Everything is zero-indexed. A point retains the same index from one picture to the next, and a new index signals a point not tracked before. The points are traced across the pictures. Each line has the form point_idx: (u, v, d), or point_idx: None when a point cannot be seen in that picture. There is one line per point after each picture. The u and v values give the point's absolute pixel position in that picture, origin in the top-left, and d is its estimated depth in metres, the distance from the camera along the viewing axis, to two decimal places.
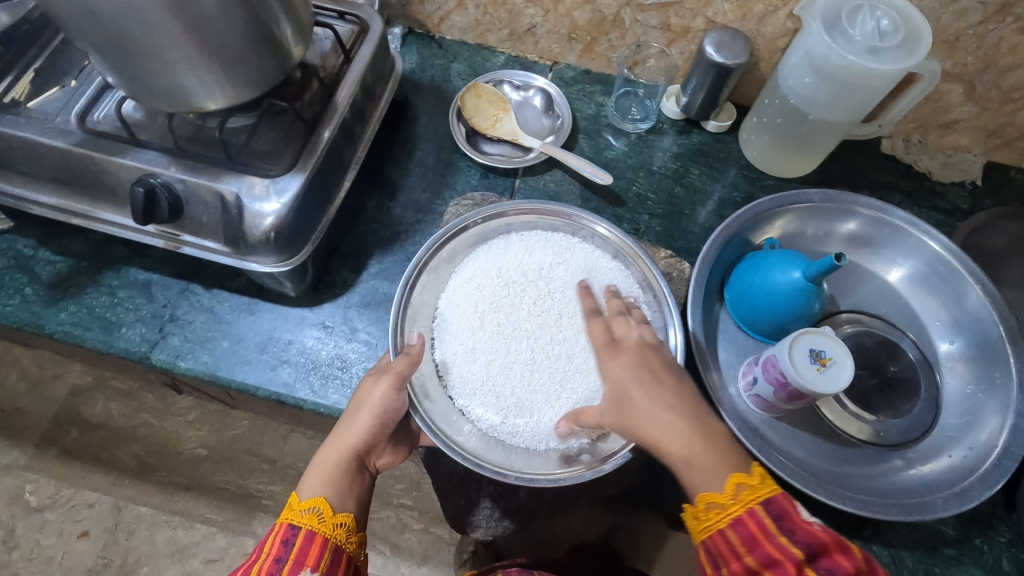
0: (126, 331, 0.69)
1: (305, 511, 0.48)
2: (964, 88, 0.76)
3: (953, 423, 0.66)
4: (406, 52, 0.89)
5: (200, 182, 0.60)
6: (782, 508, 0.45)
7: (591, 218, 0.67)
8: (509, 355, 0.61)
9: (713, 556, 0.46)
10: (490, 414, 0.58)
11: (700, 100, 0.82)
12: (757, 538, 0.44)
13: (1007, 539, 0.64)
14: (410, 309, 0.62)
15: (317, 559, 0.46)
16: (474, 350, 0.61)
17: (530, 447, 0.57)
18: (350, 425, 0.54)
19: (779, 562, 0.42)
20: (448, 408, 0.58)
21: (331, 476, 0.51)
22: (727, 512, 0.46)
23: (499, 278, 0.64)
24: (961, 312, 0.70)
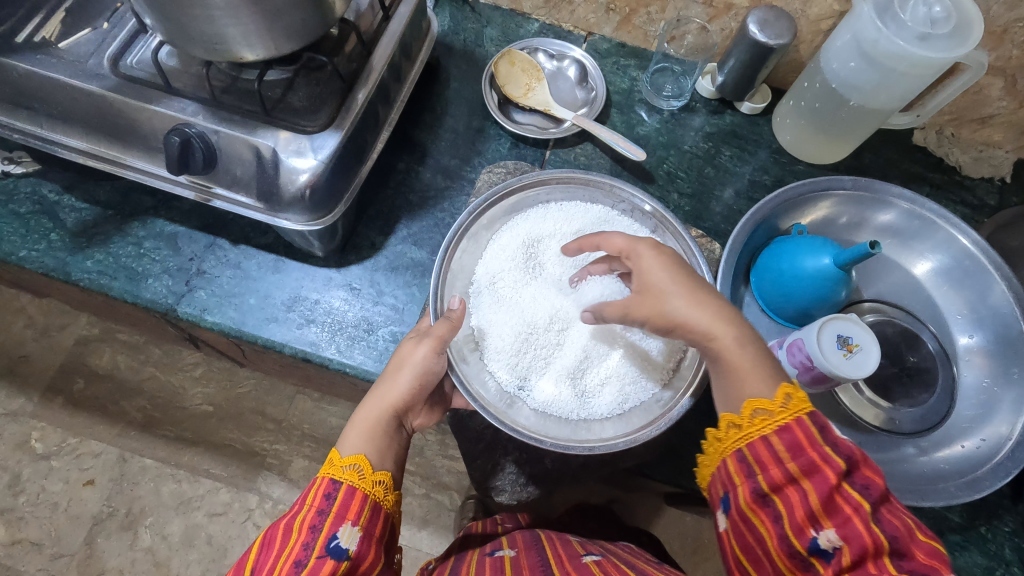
0: (153, 282, 0.69)
1: (347, 468, 0.49)
2: (1005, 82, 0.75)
3: (968, 414, 0.67)
4: (439, 14, 0.87)
5: (239, 136, 0.59)
6: (825, 423, 0.45)
7: (636, 193, 0.66)
8: (541, 322, 0.62)
9: (748, 461, 0.46)
10: (522, 379, 0.60)
11: (736, 80, 0.81)
12: (802, 445, 0.44)
13: (1011, 528, 0.65)
14: (448, 272, 0.62)
15: (358, 514, 0.47)
16: (509, 317, 0.62)
17: (559, 413, 0.59)
18: (389, 386, 0.55)
19: (818, 470, 0.42)
20: (482, 372, 0.60)
21: (372, 435, 0.53)
22: (774, 419, 0.45)
23: (539, 247, 0.65)
24: (984, 306, 0.70)
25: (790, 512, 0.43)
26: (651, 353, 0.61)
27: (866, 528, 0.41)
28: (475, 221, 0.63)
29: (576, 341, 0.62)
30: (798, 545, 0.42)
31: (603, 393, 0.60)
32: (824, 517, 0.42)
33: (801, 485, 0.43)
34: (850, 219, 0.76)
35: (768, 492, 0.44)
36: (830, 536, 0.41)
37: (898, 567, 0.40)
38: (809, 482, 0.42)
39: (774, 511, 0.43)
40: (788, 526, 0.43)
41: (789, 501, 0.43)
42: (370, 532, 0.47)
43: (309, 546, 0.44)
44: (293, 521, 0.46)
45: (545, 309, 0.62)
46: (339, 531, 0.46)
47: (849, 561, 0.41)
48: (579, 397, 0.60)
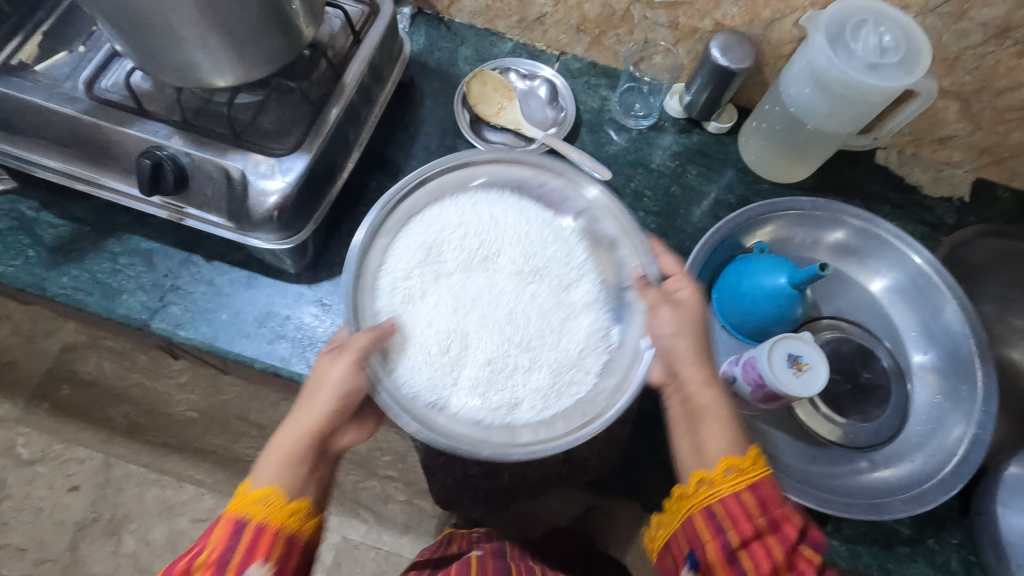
0: (127, 298, 0.70)
1: (256, 505, 0.50)
2: (960, 106, 0.78)
3: (918, 430, 0.69)
4: (414, 33, 0.89)
5: (210, 159, 0.62)
6: (763, 494, 0.51)
7: (578, 174, 0.67)
8: (467, 322, 0.61)
9: (716, 518, 0.50)
10: (443, 386, 0.59)
11: (702, 101, 0.83)
12: (767, 503, 0.51)
13: (958, 541, 0.67)
14: (366, 285, 0.61)
15: (268, 551, 0.49)
16: (430, 317, 0.60)
17: (485, 414, 0.58)
18: (304, 414, 0.54)
19: (782, 528, 0.50)
20: (405, 372, 0.58)
21: (287, 461, 0.52)
22: (716, 488, 0.51)
23: (461, 244, 0.64)
24: (936, 325, 0.72)
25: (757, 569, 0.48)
26: (584, 351, 0.61)
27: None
28: (391, 216, 0.64)
29: (501, 343, 0.60)
30: None
31: (533, 394, 0.59)
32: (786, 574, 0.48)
33: (765, 538, 0.49)
34: (805, 238, 0.78)
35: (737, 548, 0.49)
36: None
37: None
38: (773, 536, 0.49)
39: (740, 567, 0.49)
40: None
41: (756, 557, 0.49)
42: (280, 567, 0.49)
43: None
44: (199, 557, 0.49)
45: (474, 310, 0.61)
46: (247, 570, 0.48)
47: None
48: (504, 402, 0.58)
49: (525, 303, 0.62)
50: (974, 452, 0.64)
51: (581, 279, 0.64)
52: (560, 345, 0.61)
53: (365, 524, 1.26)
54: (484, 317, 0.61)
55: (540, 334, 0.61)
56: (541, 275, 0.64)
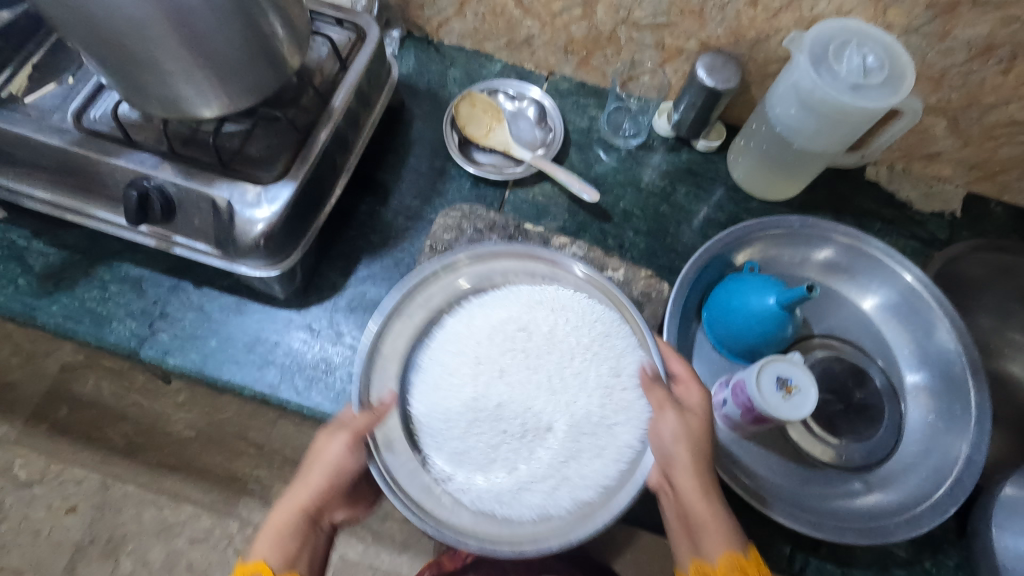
0: (117, 325, 0.71)
1: (248, 571, 0.52)
2: (948, 122, 0.78)
3: (913, 450, 0.69)
4: (404, 56, 0.90)
5: (196, 188, 0.62)
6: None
7: (563, 258, 0.66)
8: (478, 416, 0.59)
9: None
10: (456, 471, 0.58)
11: (690, 120, 0.83)
12: None
13: (955, 563, 0.66)
14: (377, 358, 0.61)
15: None
16: (449, 415, 0.60)
17: (497, 508, 0.57)
18: (302, 488, 0.56)
19: None
20: (410, 462, 0.58)
21: (278, 539, 0.54)
22: (724, 575, 0.52)
23: (501, 322, 0.64)
24: (928, 343, 0.72)
25: None
26: (606, 457, 0.58)
27: None
28: (408, 300, 0.64)
29: (507, 447, 0.59)
30: None
31: (539, 493, 0.57)
32: None
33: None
34: (794, 255, 0.77)
35: None
36: None
37: None
38: None
39: None
40: None
41: None
42: None
43: None
44: None
45: (484, 403, 0.60)
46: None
47: None
48: (502, 497, 0.57)
49: (533, 386, 0.61)
50: (968, 472, 0.64)
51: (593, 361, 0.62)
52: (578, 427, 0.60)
53: (363, 543, 1.26)
54: (486, 413, 0.59)
55: (552, 425, 0.60)
56: (548, 353, 0.63)
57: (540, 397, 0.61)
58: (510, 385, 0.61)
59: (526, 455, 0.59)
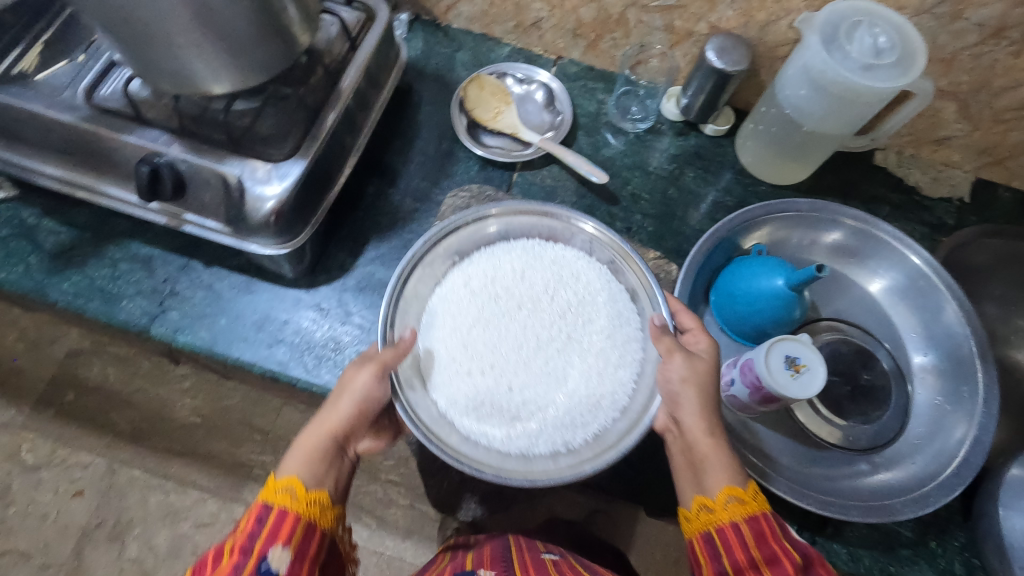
0: (127, 303, 0.71)
1: (282, 488, 0.51)
2: (958, 106, 0.78)
3: (919, 431, 0.69)
4: (411, 40, 0.90)
5: (206, 165, 0.62)
6: (761, 527, 0.50)
7: (577, 215, 0.67)
8: (501, 361, 0.62)
9: (713, 545, 0.51)
10: (470, 410, 0.60)
11: (699, 103, 0.83)
12: (767, 536, 0.49)
13: (961, 543, 0.66)
14: (400, 302, 0.62)
15: (289, 535, 0.49)
16: (466, 365, 0.62)
17: (512, 440, 0.59)
18: (331, 413, 0.55)
19: (779, 561, 0.48)
20: (427, 401, 0.60)
21: (310, 458, 0.53)
22: (716, 515, 0.52)
23: (503, 288, 0.66)
24: (936, 325, 0.72)
25: None
26: (599, 397, 0.61)
27: None
28: (431, 249, 0.65)
29: (521, 388, 0.61)
30: None
31: (540, 422, 0.60)
32: None
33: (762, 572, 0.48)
34: (802, 238, 0.77)
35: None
36: None
37: None
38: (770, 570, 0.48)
39: None
40: None
41: None
42: (303, 552, 0.49)
43: (240, 568, 0.46)
44: (225, 546, 0.48)
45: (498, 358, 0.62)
46: (270, 552, 0.47)
47: None
48: (515, 417, 0.60)
49: (542, 348, 0.63)
50: (976, 453, 0.63)
51: (598, 309, 0.65)
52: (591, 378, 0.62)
53: (367, 529, 1.27)
54: (503, 362, 0.62)
55: (566, 371, 0.62)
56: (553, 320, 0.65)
57: (552, 347, 0.63)
58: (524, 332, 0.64)
59: (531, 400, 0.61)
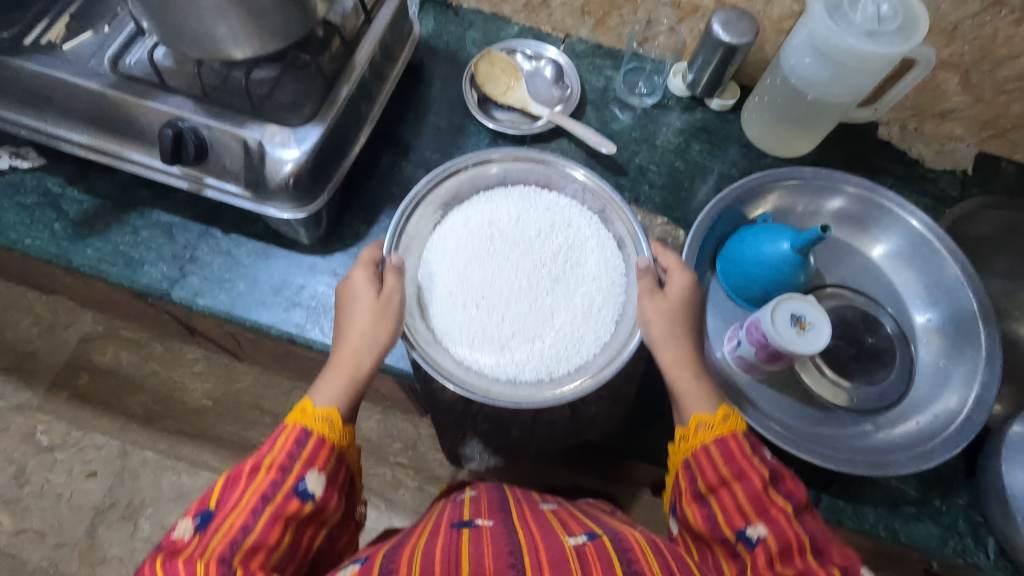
0: (149, 268, 0.73)
1: (320, 417, 0.53)
2: (960, 77, 0.79)
3: (924, 391, 0.70)
4: (423, 19, 0.92)
5: (225, 128, 0.64)
6: (728, 448, 0.52)
7: (569, 162, 0.70)
8: (493, 294, 0.67)
9: (691, 470, 0.53)
10: (462, 339, 0.64)
11: (705, 78, 0.84)
12: (735, 455, 0.52)
13: (965, 501, 0.68)
14: (402, 241, 0.66)
15: (325, 461, 0.52)
16: (460, 297, 0.66)
17: (501, 367, 0.64)
18: (356, 355, 0.57)
19: (747, 477, 0.50)
20: (426, 329, 0.64)
21: (344, 390, 0.56)
22: (688, 441, 0.55)
23: (499, 227, 0.70)
24: (939, 287, 0.73)
25: (723, 508, 0.50)
26: (581, 332, 0.65)
27: (788, 525, 0.48)
28: (433, 189, 0.68)
29: (511, 321, 0.66)
30: (729, 532, 0.49)
31: (527, 353, 0.64)
32: (753, 513, 0.49)
33: (730, 486, 0.51)
34: (806, 207, 0.78)
35: (706, 493, 0.52)
36: (758, 530, 0.48)
37: (819, 562, 0.46)
38: (739, 484, 0.50)
39: (708, 510, 0.51)
40: (723, 519, 0.50)
41: (723, 501, 0.51)
42: (334, 479, 0.52)
43: (278, 484, 0.49)
44: (262, 460, 0.50)
45: (490, 291, 0.67)
46: (307, 475, 0.50)
47: (776, 551, 0.47)
48: (504, 345, 0.65)
49: (531, 283, 0.68)
50: (979, 410, 0.65)
51: (590, 252, 0.69)
52: (576, 316, 0.66)
53: (376, 510, 1.28)
54: (496, 295, 0.67)
55: (555, 309, 0.67)
56: (544, 259, 0.69)
57: (542, 287, 0.68)
58: (515, 272, 0.68)
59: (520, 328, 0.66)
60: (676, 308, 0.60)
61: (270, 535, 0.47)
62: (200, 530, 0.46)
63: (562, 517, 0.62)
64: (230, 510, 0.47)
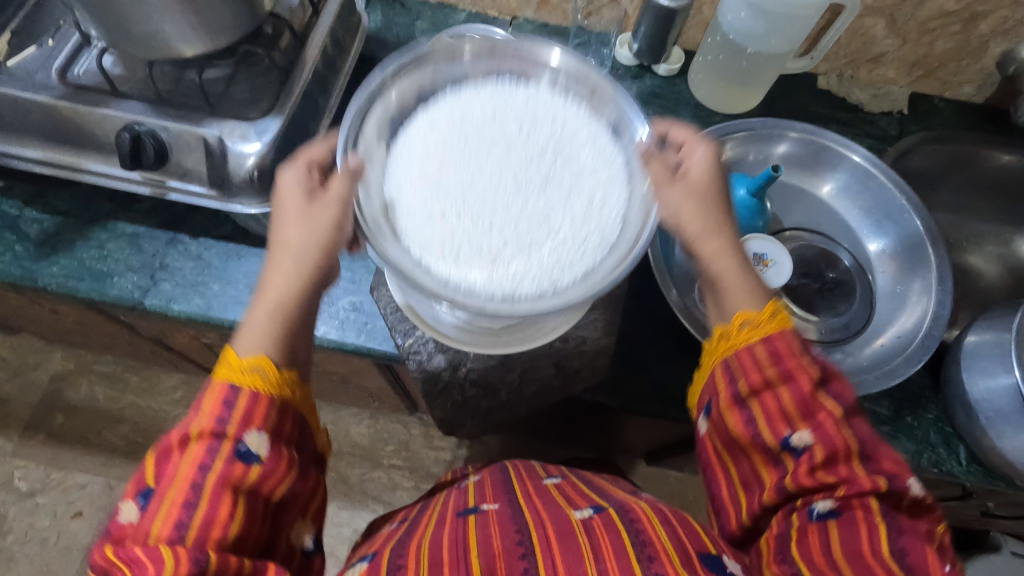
0: (119, 279, 0.72)
1: (250, 369, 0.47)
2: (886, 21, 0.84)
3: (885, 317, 0.74)
4: (370, 13, 0.93)
5: (186, 128, 0.64)
6: (777, 345, 0.47)
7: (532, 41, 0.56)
8: (472, 197, 0.49)
9: (732, 369, 0.48)
10: (436, 249, 0.48)
11: (650, 45, 0.88)
12: (783, 353, 0.47)
13: (934, 415, 0.71)
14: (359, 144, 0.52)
15: (264, 419, 0.46)
16: (432, 203, 0.49)
17: (495, 280, 0.47)
18: (288, 263, 0.52)
19: (795, 378, 0.46)
20: (385, 234, 0.48)
21: (274, 334, 0.50)
22: (733, 340, 0.49)
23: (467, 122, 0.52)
24: (887, 216, 0.78)
25: (766, 412, 0.46)
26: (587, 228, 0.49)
27: (835, 430, 0.44)
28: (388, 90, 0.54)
29: (501, 228, 0.48)
30: (772, 442, 0.45)
31: (526, 261, 0.48)
32: (798, 418, 0.45)
33: (777, 388, 0.46)
34: (757, 156, 0.81)
35: (748, 396, 0.47)
36: (803, 436, 0.44)
37: (868, 470, 0.44)
38: (786, 388, 0.46)
39: (749, 415, 0.46)
40: (764, 426, 0.46)
41: (767, 404, 0.46)
42: (277, 434, 0.46)
43: (214, 451, 0.44)
44: (191, 428, 0.45)
45: (467, 197, 0.49)
46: (246, 437, 0.44)
47: (821, 459, 0.44)
48: (497, 253, 0.47)
49: (521, 182, 0.50)
50: (936, 326, 0.69)
51: (583, 144, 0.52)
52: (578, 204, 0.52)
53: (376, 514, 1.28)
54: (478, 198, 0.49)
55: (551, 210, 0.49)
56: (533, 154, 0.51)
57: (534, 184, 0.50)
58: (497, 169, 0.50)
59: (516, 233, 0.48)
60: (700, 192, 0.54)
61: (219, 510, 0.42)
62: (144, 509, 0.43)
63: (564, 492, 0.63)
64: (166, 486, 0.43)
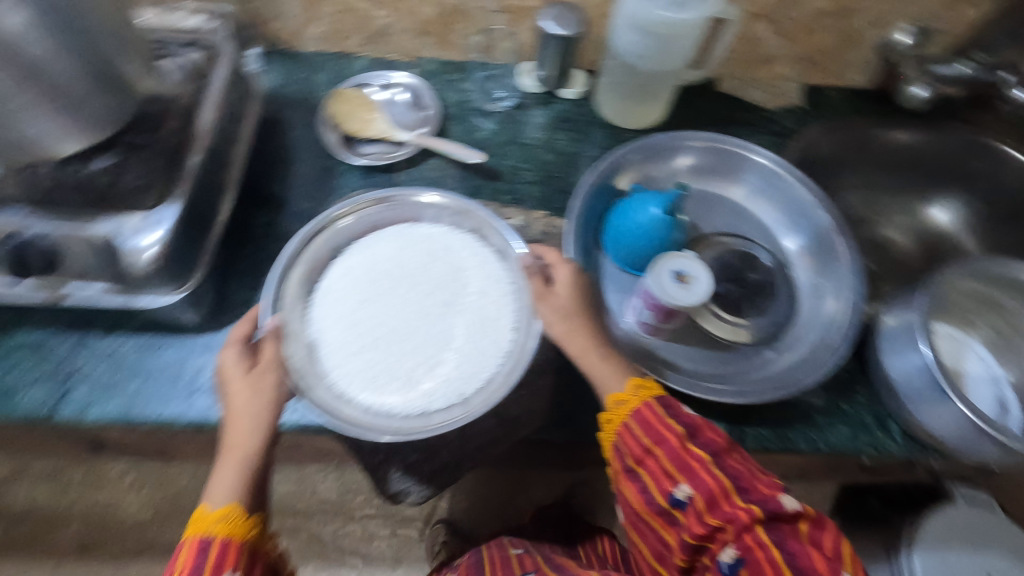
0: (25, 394, 0.67)
1: (215, 522, 0.50)
2: (770, 24, 0.87)
3: (810, 310, 0.77)
4: (269, 71, 0.90)
5: (74, 230, 0.60)
6: (646, 417, 0.56)
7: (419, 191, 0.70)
8: (384, 331, 0.62)
9: (622, 451, 0.57)
10: (360, 382, 0.59)
11: (552, 71, 0.89)
12: (652, 422, 0.56)
13: (865, 398, 0.74)
14: (282, 304, 0.62)
15: (236, 560, 0.50)
16: (352, 342, 0.61)
17: (410, 401, 0.58)
18: (240, 438, 0.55)
19: (666, 440, 0.54)
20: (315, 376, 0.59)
21: (238, 484, 0.53)
22: (613, 423, 0.58)
23: (377, 266, 0.66)
24: (796, 211, 0.81)
25: (653, 478, 0.54)
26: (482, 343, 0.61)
27: (710, 475, 0.52)
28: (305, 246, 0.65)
29: (410, 354, 0.61)
30: (663, 500, 0.53)
31: (434, 379, 0.59)
32: (677, 473, 0.53)
33: (655, 453, 0.54)
34: (666, 170, 0.84)
35: (636, 468, 0.55)
36: (685, 489, 0.52)
37: (746, 500, 0.50)
38: (662, 450, 0.54)
39: (642, 484, 0.55)
40: (655, 489, 0.54)
41: (653, 469, 0.54)
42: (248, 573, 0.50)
43: None
44: None
45: (381, 331, 0.61)
46: None
47: (702, 503, 0.51)
48: (409, 379, 0.59)
49: (425, 311, 0.63)
50: (854, 314, 0.72)
51: (471, 272, 0.66)
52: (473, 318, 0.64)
53: (355, 570, 1.24)
54: (389, 331, 0.62)
55: (450, 335, 0.62)
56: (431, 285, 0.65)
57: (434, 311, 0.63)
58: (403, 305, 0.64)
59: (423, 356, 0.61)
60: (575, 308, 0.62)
61: None
62: None
63: None
64: None
